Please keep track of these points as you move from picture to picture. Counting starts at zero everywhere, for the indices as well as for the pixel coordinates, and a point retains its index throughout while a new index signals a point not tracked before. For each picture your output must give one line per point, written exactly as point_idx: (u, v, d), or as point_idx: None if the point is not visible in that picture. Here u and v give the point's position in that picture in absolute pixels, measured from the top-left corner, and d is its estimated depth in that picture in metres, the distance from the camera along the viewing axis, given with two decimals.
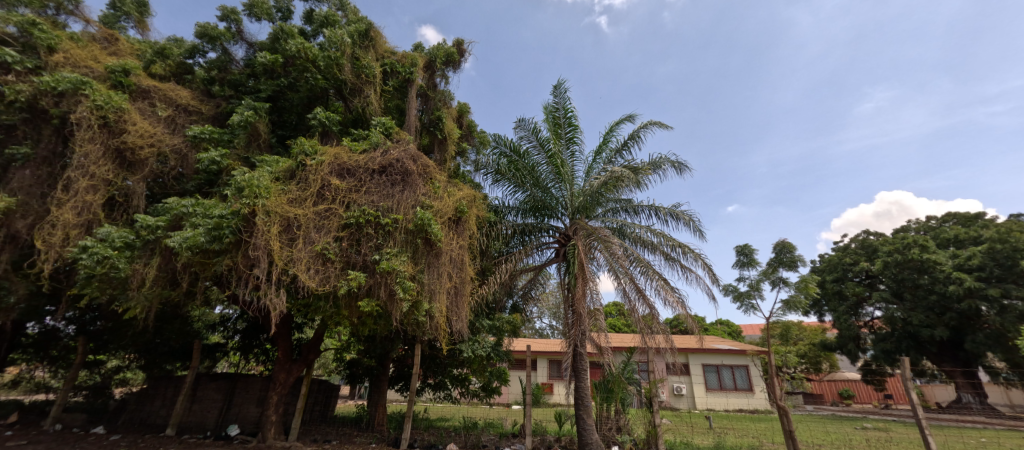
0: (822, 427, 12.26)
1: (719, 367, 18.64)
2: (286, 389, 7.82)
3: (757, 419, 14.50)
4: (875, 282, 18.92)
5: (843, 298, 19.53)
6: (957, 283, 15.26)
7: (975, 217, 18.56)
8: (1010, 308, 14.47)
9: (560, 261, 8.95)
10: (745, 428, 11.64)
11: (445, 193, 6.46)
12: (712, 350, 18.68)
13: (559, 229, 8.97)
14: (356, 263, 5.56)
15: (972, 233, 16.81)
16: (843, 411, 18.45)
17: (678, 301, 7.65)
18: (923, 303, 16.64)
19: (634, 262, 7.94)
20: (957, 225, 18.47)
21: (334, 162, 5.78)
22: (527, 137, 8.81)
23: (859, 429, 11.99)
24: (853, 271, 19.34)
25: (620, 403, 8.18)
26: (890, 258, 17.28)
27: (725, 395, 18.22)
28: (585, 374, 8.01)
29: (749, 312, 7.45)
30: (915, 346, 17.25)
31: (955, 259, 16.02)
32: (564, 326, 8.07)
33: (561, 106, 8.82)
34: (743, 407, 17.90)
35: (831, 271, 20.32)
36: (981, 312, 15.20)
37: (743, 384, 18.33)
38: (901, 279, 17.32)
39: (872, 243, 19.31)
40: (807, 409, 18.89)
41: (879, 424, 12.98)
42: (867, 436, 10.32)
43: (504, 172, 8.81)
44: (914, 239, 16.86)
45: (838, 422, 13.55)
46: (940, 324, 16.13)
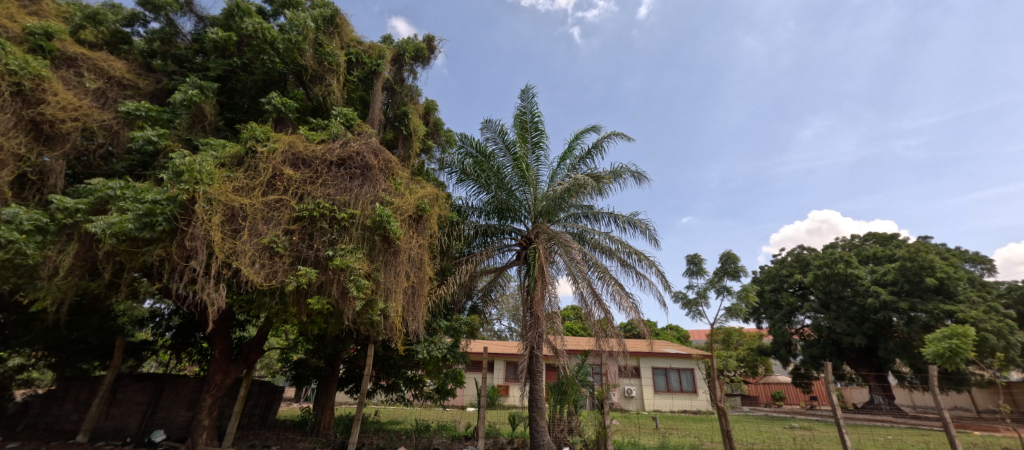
0: (755, 427, 12.89)
1: (667, 370, 19.30)
2: (223, 391, 7.33)
3: (697, 419, 15.15)
4: (806, 293, 20.18)
5: (778, 307, 20.66)
6: (874, 296, 16.71)
7: (891, 238, 20.23)
8: (915, 320, 15.82)
9: (521, 264, 8.95)
10: (688, 429, 12.10)
11: (407, 191, 6.28)
12: (661, 354, 19.30)
13: (521, 232, 8.99)
14: (307, 258, 5.29)
15: (887, 251, 18.33)
16: (775, 411, 19.60)
17: (632, 307, 7.84)
18: (846, 313, 17.87)
19: (592, 267, 8.08)
20: (876, 243, 20.09)
21: (288, 151, 5.50)
22: (493, 138, 8.77)
23: (787, 428, 12.80)
24: (789, 282, 20.60)
25: (573, 405, 8.19)
26: (820, 271, 18.54)
27: (671, 397, 18.89)
28: (541, 376, 8.02)
29: (695, 318, 7.76)
30: (836, 353, 18.56)
31: (874, 274, 17.44)
32: (522, 328, 8.05)
33: (528, 111, 8.84)
34: (687, 408, 18.65)
35: (769, 281, 21.54)
36: (892, 323, 16.55)
37: (687, 386, 19.11)
38: (829, 292, 18.59)
39: (806, 256, 20.63)
40: (744, 410, 19.90)
41: (805, 423, 13.85)
42: (794, 435, 11.03)
43: (469, 173, 8.72)
44: (839, 254, 18.20)
45: (769, 422, 14.34)
46: (859, 332, 17.41)
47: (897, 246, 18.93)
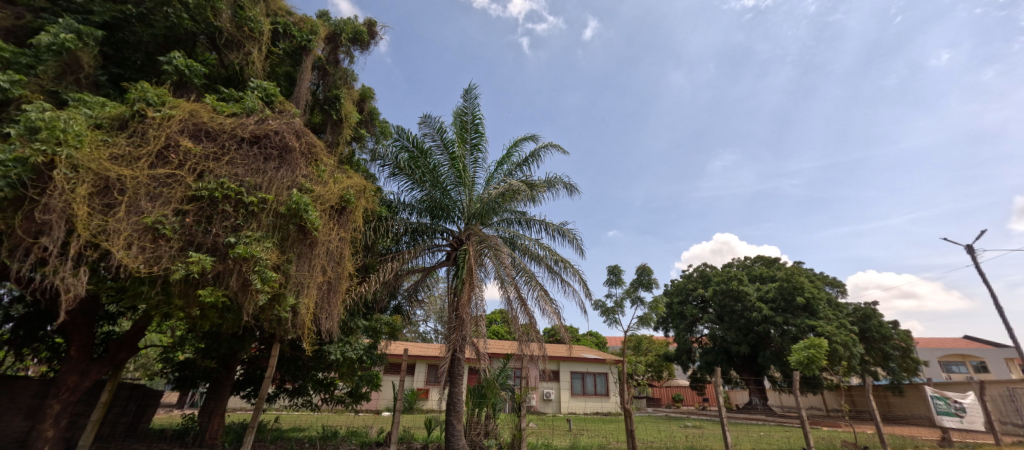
0: (655, 427, 13.81)
1: (584, 374, 19.98)
2: (78, 396, 6.33)
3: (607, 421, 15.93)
4: (706, 306, 22.22)
5: (683, 317, 22.47)
6: (758, 311, 18.95)
7: (773, 261, 22.84)
8: (787, 332, 18.17)
9: (450, 265, 8.76)
10: (597, 430, 12.65)
11: (330, 180, 5.84)
12: (578, 358, 20.00)
13: (453, 232, 8.82)
14: (202, 244, 4.70)
15: (768, 272, 20.82)
16: (675, 413, 21.15)
17: (555, 312, 8.00)
18: (736, 325, 19.93)
19: (519, 272, 8.14)
20: (762, 265, 22.54)
21: (188, 120, 4.87)
22: (431, 135, 8.52)
23: (682, 427, 13.93)
24: (693, 295, 22.50)
25: (491, 408, 8.04)
26: (718, 287, 20.63)
27: (585, 400, 19.54)
28: (461, 379, 7.93)
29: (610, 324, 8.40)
30: (725, 360, 20.54)
31: (759, 292, 19.78)
32: (446, 330, 7.85)
33: (470, 112, 8.71)
34: (598, 409, 19.45)
35: (677, 294, 23.28)
36: (769, 335, 18.78)
37: (601, 389, 19.96)
38: (723, 306, 20.67)
39: (708, 273, 22.59)
40: (648, 411, 21.24)
41: (697, 423, 15.17)
42: (687, 433, 12.06)
43: (403, 167, 8.37)
44: (734, 273, 20.72)
45: (668, 422, 15.50)
46: (744, 342, 19.41)
47: (779, 268, 21.47)
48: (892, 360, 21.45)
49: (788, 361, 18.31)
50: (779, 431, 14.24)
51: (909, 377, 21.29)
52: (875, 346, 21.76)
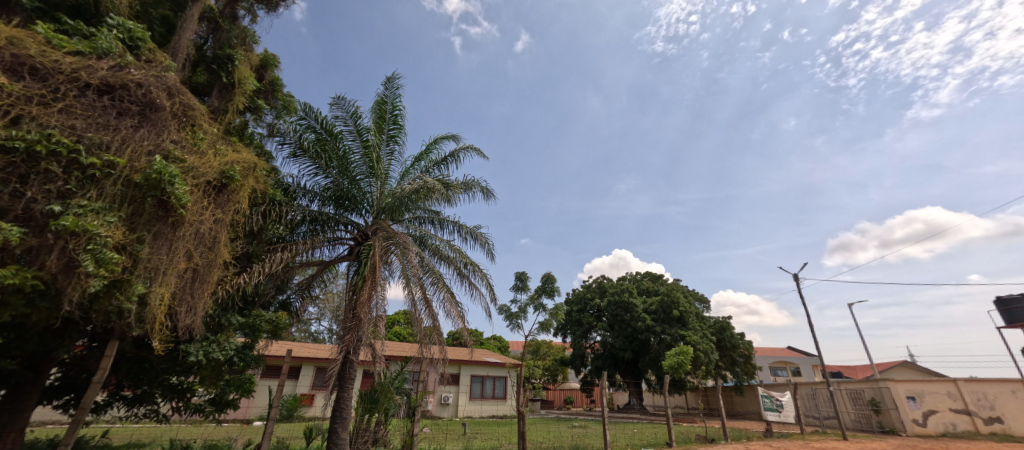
0: (545, 428, 14.38)
1: (484, 378, 19.96)
2: None
3: (501, 423, 16.19)
4: (600, 315, 24.35)
5: (580, 325, 24.38)
6: (643, 321, 21.77)
7: (659, 276, 25.35)
8: (663, 340, 21.16)
9: (352, 261, 8.14)
10: (491, 432, 12.77)
11: (209, 151, 5.09)
12: (480, 362, 19.90)
13: (358, 225, 8.23)
14: (7, 209, 3.68)
15: (653, 287, 23.84)
16: (564, 415, 22.12)
17: (460, 316, 7.81)
18: (624, 333, 22.46)
19: (427, 272, 7.83)
20: (650, 280, 25.03)
21: (7, 50, 3.81)
22: (343, 118, 7.85)
23: (571, 427, 14.66)
24: (590, 304, 24.58)
25: (382, 414, 7.43)
26: (613, 298, 23.23)
27: (482, 403, 19.51)
28: (352, 383, 7.38)
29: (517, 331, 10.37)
30: (611, 365, 22.97)
31: (645, 304, 22.65)
32: (340, 330, 7.20)
33: (390, 101, 8.22)
34: (494, 413, 19.56)
35: (577, 302, 25.18)
36: (649, 342, 21.65)
37: (499, 393, 20.12)
38: (615, 315, 23.24)
39: (606, 284, 24.82)
40: (539, 413, 21.94)
41: (584, 422, 16.08)
42: (574, 433, 12.78)
43: (306, 149, 7.58)
44: (626, 286, 23.37)
45: (557, 423, 16.26)
46: (629, 348, 22.01)
47: (662, 284, 24.43)
48: (737, 365, 24.98)
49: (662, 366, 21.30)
50: (651, 429, 15.81)
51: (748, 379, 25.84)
52: (727, 353, 25.16)
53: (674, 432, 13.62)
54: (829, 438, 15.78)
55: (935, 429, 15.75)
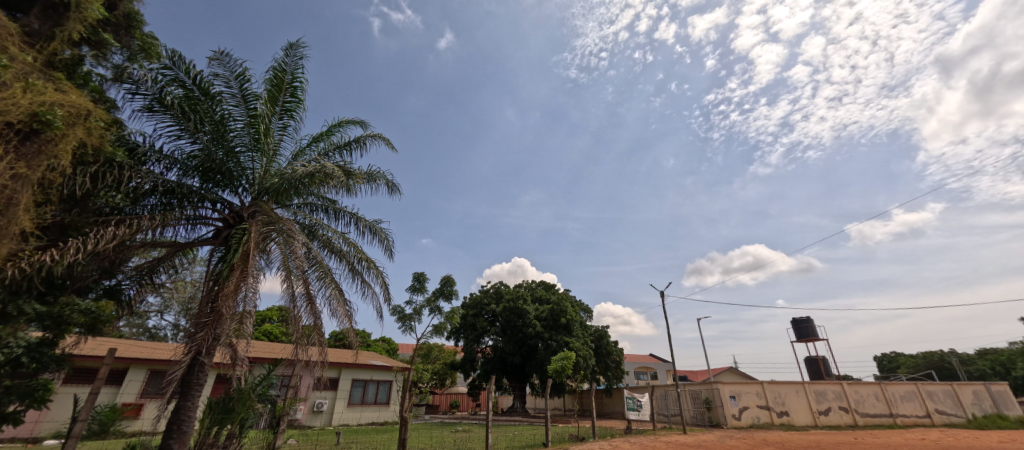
0: (427, 433, 13.94)
1: (366, 383, 18.73)
2: None
3: (380, 430, 15.29)
4: (494, 320, 24.73)
5: (473, 329, 24.51)
6: (532, 327, 22.71)
7: (552, 285, 26.63)
8: (549, 346, 22.34)
9: (216, 245, 7.08)
10: (368, 440, 11.98)
11: (18, 84, 4.29)
12: (364, 365, 18.66)
13: (232, 205, 7.19)
14: None
15: (545, 294, 24.78)
16: (449, 419, 21.70)
17: (347, 315, 7.38)
18: (514, 338, 23.31)
19: (313, 265, 7.11)
20: (544, 289, 26.16)
21: None
22: (223, 77, 6.73)
23: (454, 432, 14.42)
24: (486, 310, 24.77)
25: (237, 425, 6.19)
26: (507, 304, 23.98)
27: (361, 409, 18.24)
28: (198, 390, 6.31)
29: (406, 331, 10.60)
30: (500, 369, 23.42)
31: (536, 311, 23.58)
32: (190, 327, 5.99)
33: (289, 69, 7.26)
34: (374, 420, 18.44)
35: (473, 306, 25.20)
36: (537, 348, 22.62)
37: (382, 398, 19.09)
38: (508, 321, 23.82)
39: (502, 291, 25.22)
40: (423, 418, 21.23)
41: (467, 426, 15.89)
42: (456, 437, 12.63)
43: (169, 106, 6.35)
44: (521, 293, 24.14)
45: (439, 428, 15.81)
46: (517, 353, 22.89)
47: (554, 293, 25.62)
48: (609, 370, 27.02)
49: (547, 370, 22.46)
50: (531, 430, 16.25)
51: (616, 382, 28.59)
52: (603, 358, 27.04)
53: (550, 432, 14.19)
54: (680, 439, 17.89)
55: (745, 419, 23.59)
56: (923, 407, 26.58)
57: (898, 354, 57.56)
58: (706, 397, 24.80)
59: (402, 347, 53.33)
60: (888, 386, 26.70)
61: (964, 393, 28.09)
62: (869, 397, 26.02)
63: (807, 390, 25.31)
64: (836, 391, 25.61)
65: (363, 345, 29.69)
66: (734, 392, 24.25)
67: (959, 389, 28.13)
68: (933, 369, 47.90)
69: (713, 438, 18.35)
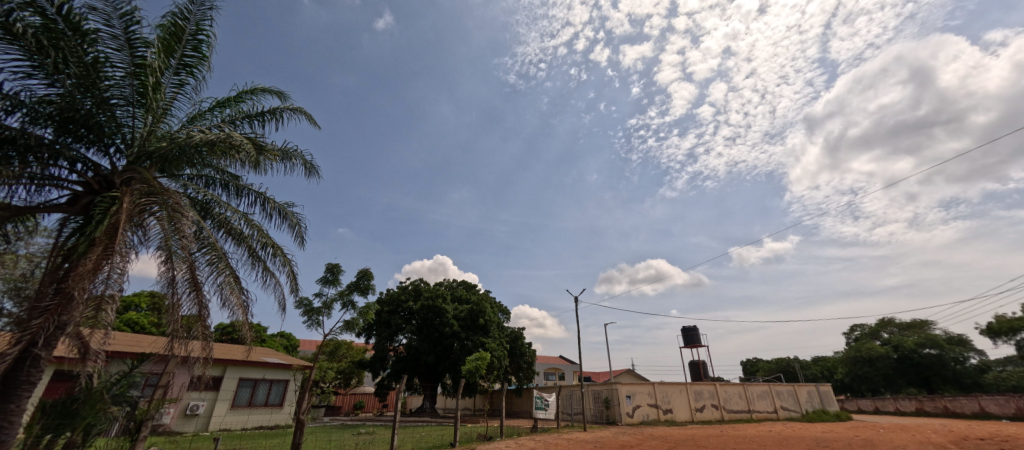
0: (325, 436, 12.91)
1: (256, 383, 17.01)
2: None
3: (270, 434, 13.87)
4: (411, 318, 24.02)
5: (387, 326, 23.68)
6: (450, 327, 22.35)
7: (474, 286, 26.62)
8: (466, 346, 22.12)
9: (73, 213, 6.05)
10: (254, 446, 10.83)
11: None
12: (259, 363, 17.04)
13: (101, 168, 6.33)
14: None
15: (466, 295, 24.62)
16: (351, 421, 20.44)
17: (241, 306, 6.66)
18: (430, 337, 22.72)
19: (204, 248, 6.31)
20: (464, 288, 26.01)
21: None
22: (102, 16, 5.64)
23: (355, 434, 13.56)
24: (403, 307, 23.97)
25: (82, 433, 5.16)
26: (427, 302, 23.37)
27: (248, 412, 16.49)
28: (29, 388, 5.24)
29: (313, 326, 9.74)
30: (412, 368, 22.82)
31: (455, 311, 23.25)
32: (24, 311, 4.85)
33: (191, 21, 6.32)
34: (262, 424, 16.73)
35: (389, 303, 24.34)
36: (452, 348, 22.27)
37: (275, 400, 17.49)
38: (425, 320, 23.26)
39: (421, 288, 24.60)
40: (322, 421, 19.72)
41: (370, 429, 15.00)
42: (357, 440, 11.96)
43: (23, 39, 5.18)
44: (442, 292, 23.74)
45: (340, 430, 14.75)
46: (432, 352, 22.28)
47: (474, 293, 25.49)
48: (521, 370, 27.43)
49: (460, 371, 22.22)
50: (438, 431, 15.83)
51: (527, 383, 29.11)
52: (516, 359, 27.33)
53: (458, 433, 13.90)
54: (580, 435, 18.70)
55: (638, 416, 25.40)
56: (773, 404, 30.57)
57: (759, 359, 66.26)
58: (606, 396, 26.22)
59: (305, 343, 49.64)
60: (750, 386, 30.30)
61: (801, 391, 32.46)
62: (735, 396, 29.34)
63: (687, 390, 27.93)
64: (710, 391, 28.55)
65: (257, 340, 27.04)
66: (629, 391, 25.98)
67: (798, 388, 32.48)
68: (784, 371, 55.86)
69: (608, 434, 19.49)
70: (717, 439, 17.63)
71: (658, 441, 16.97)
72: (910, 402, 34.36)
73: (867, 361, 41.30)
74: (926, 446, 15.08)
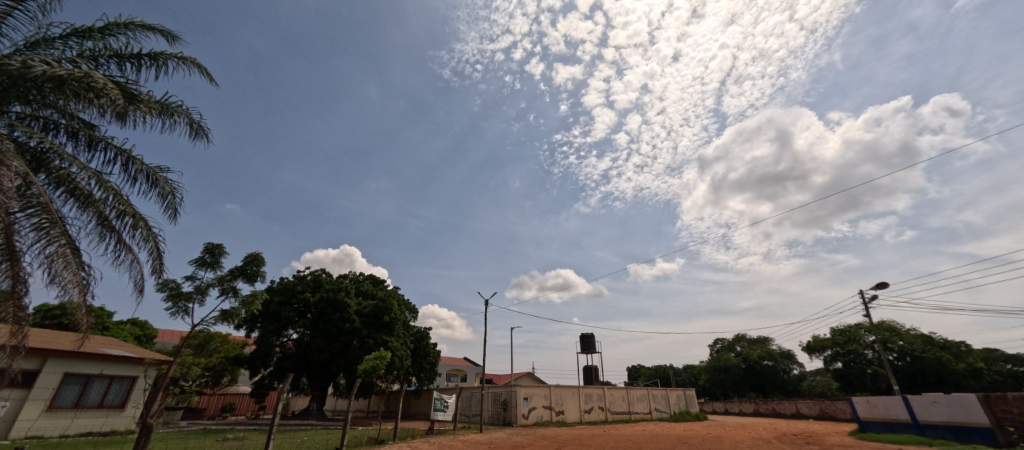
0: (180, 444, 11.20)
1: (90, 379, 14.28)
2: None
3: (106, 442, 11.69)
4: (306, 311, 22.28)
5: (276, 319, 21.76)
6: (350, 323, 20.94)
7: (381, 281, 25.39)
8: (366, 344, 20.81)
9: None
10: None
11: None
12: (99, 356, 14.40)
13: None
14: None
15: (372, 290, 23.32)
16: (216, 425, 18.06)
17: (77, 284, 5.52)
18: (326, 333, 21.10)
19: (30, 209, 5.09)
20: (370, 283, 24.67)
21: None
22: None
23: (218, 440, 11.97)
24: (298, 298, 22.13)
25: None
26: (326, 295, 21.76)
27: (73, 415, 13.65)
28: None
29: (179, 313, 9.33)
30: (300, 366, 21.16)
31: (358, 306, 21.90)
32: None
33: None
34: (92, 429, 13.93)
35: (281, 293, 22.39)
36: (350, 345, 20.83)
37: (116, 401, 14.83)
38: (322, 313, 21.63)
39: (322, 280, 23.00)
40: (177, 425, 17.10)
41: (239, 434, 13.35)
42: (220, 448, 10.58)
43: None
44: (345, 285, 22.24)
45: (202, 437, 12.96)
46: (326, 349, 20.66)
47: (381, 289, 24.32)
48: (423, 371, 26.57)
49: (356, 370, 20.94)
50: (322, 435, 14.59)
51: (427, 385, 28.31)
52: (419, 360, 26.44)
53: (345, 437, 12.90)
54: (475, 437, 18.54)
55: (532, 417, 25.94)
56: (649, 406, 33.11)
57: (642, 365, 71.98)
58: (504, 398, 26.43)
59: (165, 334, 43.14)
60: (631, 389, 32.61)
61: (672, 395, 35.51)
62: (619, 398, 31.37)
63: (579, 392, 29.21)
64: (598, 394, 30.15)
65: (102, 328, 22.85)
66: (527, 393, 26.47)
67: (670, 392, 35.48)
68: (659, 378, 61.34)
69: (502, 435, 19.62)
70: (599, 439, 18.59)
71: (549, 442, 17.46)
72: (749, 404, 39.66)
73: (722, 369, 47.18)
74: (759, 442, 17.43)
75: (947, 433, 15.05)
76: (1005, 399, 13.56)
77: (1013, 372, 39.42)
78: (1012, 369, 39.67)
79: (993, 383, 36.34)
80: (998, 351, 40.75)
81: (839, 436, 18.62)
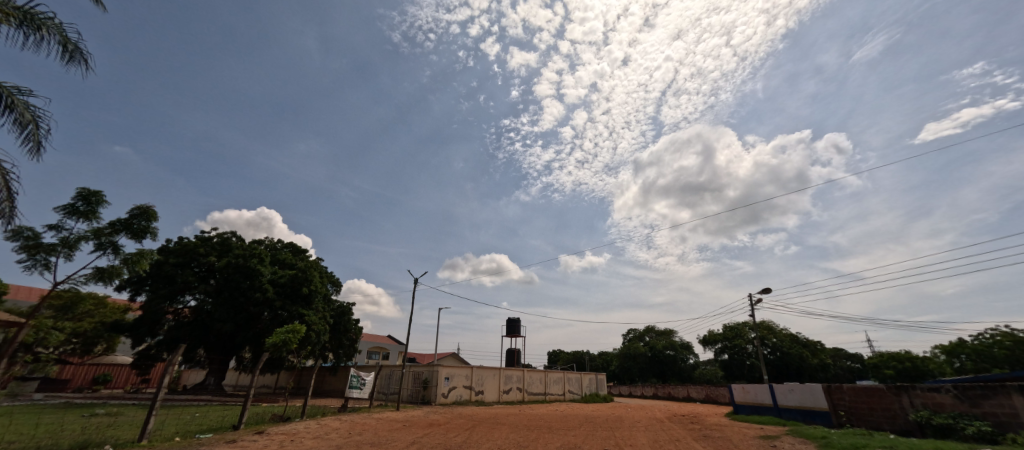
0: (29, 421, 9.68)
1: None
2: None
3: None
4: (208, 276, 20.28)
5: (169, 282, 19.62)
6: (261, 292, 19.32)
7: (301, 251, 23.75)
8: (278, 316, 19.37)
9: None
10: None
11: None
12: None
13: None
14: None
15: (291, 259, 21.69)
16: (84, 399, 15.79)
17: None
18: (231, 302, 19.41)
19: None
20: (289, 252, 22.98)
21: None
22: None
23: (85, 417, 10.53)
24: (199, 262, 20.11)
25: None
26: (234, 260, 19.98)
27: None
28: None
29: (39, 268, 8.05)
30: (195, 336, 19.33)
31: (273, 275, 20.25)
32: None
33: None
34: None
35: (179, 254, 20.24)
36: (259, 317, 19.26)
37: None
38: (228, 280, 19.78)
39: (230, 244, 21.12)
40: (31, 399, 14.79)
41: (112, 409, 11.83)
42: (85, 424, 9.41)
43: None
44: (258, 252, 20.46)
45: (64, 412, 11.27)
46: (229, 320, 18.98)
47: (302, 259, 22.75)
48: (341, 348, 25.38)
49: (264, 343, 19.51)
50: (217, 412, 13.34)
51: (345, 362, 27.14)
52: (338, 336, 25.20)
53: (245, 415, 11.80)
54: (390, 415, 18.01)
55: (451, 397, 25.89)
56: (563, 388, 34.50)
57: (559, 350, 75.14)
58: (425, 377, 26.09)
59: (20, 294, 37.21)
60: (550, 372, 33.69)
61: (586, 379, 37.19)
62: (537, 380, 32.31)
63: (500, 374, 29.56)
64: (517, 376, 30.73)
65: None
66: (449, 373, 26.28)
67: (584, 377, 37.14)
68: (574, 362, 64.36)
69: (418, 413, 19.28)
70: (513, 418, 18.94)
71: (462, 421, 17.48)
72: (650, 388, 42.68)
73: (630, 357, 50.49)
74: (651, 421, 18.73)
75: (797, 415, 17.10)
76: (841, 388, 15.45)
77: (851, 367, 46.82)
78: (850, 365, 46.84)
79: (837, 377, 42.62)
80: (843, 349, 47.86)
81: (715, 418, 20.63)
